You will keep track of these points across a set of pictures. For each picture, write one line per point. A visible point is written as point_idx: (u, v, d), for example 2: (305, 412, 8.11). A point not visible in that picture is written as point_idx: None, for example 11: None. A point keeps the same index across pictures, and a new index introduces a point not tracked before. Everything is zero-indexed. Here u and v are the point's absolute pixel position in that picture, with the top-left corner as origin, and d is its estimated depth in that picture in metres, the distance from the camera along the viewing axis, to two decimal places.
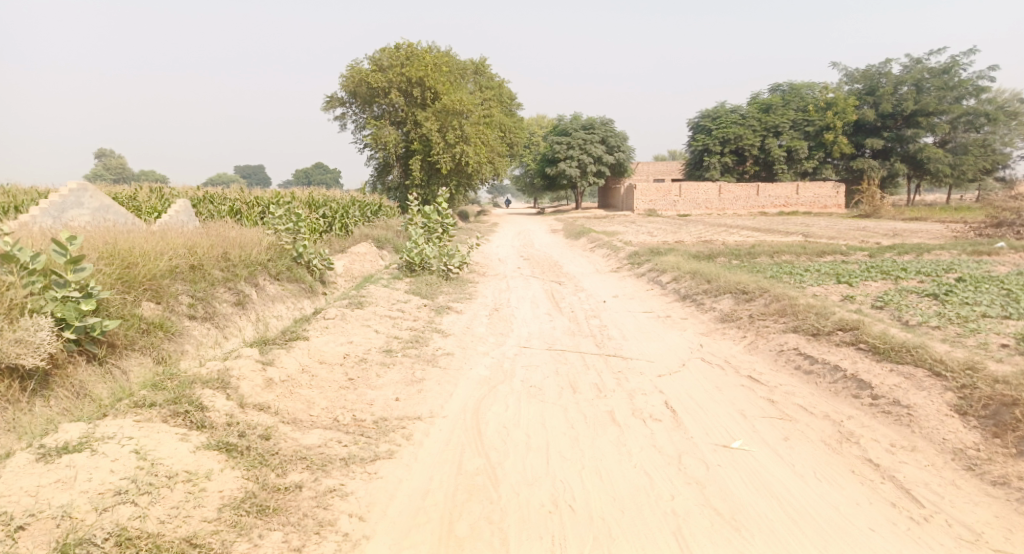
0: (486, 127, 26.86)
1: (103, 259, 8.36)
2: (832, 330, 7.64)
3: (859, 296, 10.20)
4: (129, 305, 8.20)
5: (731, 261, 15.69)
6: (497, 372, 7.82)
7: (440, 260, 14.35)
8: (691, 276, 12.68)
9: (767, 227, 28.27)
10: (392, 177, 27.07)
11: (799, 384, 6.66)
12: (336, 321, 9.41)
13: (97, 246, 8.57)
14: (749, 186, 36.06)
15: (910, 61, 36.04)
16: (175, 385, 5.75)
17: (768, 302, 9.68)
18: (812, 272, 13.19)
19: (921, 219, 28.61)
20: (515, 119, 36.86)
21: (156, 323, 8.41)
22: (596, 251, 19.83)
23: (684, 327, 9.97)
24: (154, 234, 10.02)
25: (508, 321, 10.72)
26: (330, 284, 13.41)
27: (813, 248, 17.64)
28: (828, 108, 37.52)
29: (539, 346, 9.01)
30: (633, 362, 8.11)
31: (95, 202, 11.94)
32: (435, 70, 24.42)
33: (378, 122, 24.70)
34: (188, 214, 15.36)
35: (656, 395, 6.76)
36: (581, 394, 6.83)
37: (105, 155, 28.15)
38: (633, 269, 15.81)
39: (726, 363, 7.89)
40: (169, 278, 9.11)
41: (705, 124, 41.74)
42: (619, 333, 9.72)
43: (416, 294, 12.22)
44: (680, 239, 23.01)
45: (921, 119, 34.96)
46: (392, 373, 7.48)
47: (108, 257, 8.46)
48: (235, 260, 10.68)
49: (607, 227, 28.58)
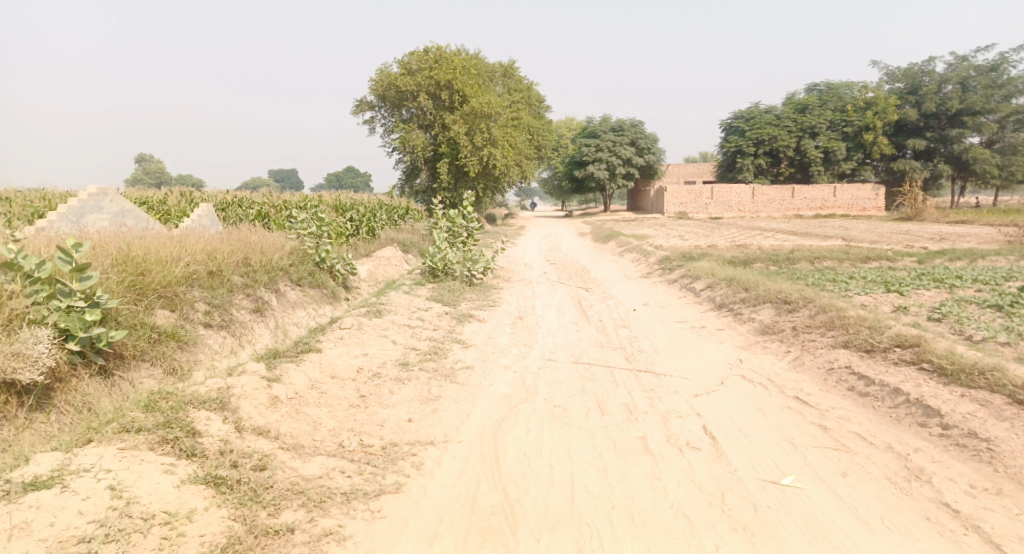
0: (514, 130, 26.37)
1: (115, 266, 7.98)
2: (889, 347, 7.01)
3: (913, 306, 9.49)
4: (140, 314, 7.78)
5: (769, 267, 15.00)
6: (519, 388, 7.29)
7: (464, 265, 13.84)
8: (728, 284, 12.01)
9: (804, 230, 27.37)
10: (420, 181, 26.70)
11: (854, 409, 6.04)
12: (352, 331, 8.94)
13: (109, 252, 8.18)
14: (784, 189, 35.06)
15: (954, 58, 34.85)
16: (171, 404, 5.28)
17: (813, 313, 9.02)
18: (858, 280, 12.46)
19: (967, 222, 27.50)
20: (544, 122, 36.35)
21: (169, 331, 7.99)
22: (626, 255, 19.22)
23: (721, 339, 9.32)
24: (172, 239, 9.62)
25: (533, 330, 10.15)
26: (353, 290, 12.98)
27: (857, 253, 16.84)
28: (867, 107, 36.42)
29: (565, 360, 8.44)
30: (667, 380, 7.51)
31: (114, 206, 11.59)
32: (464, 73, 23.99)
33: (406, 126, 24.33)
34: (212, 219, 15.03)
35: (693, 419, 6.18)
36: (610, 416, 6.28)
37: (144, 160, 28.13)
38: (665, 275, 15.16)
39: (768, 381, 7.26)
40: (186, 285, 8.71)
41: (738, 124, 40.82)
42: (651, 345, 9.12)
43: (438, 301, 11.73)
44: (714, 243, 22.28)
45: (966, 119, 33.70)
46: (406, 390, 6.96)
47: (121, 263, 8.07)
48: (256, 265, 10.27)
49: (637, 230, 27.90)
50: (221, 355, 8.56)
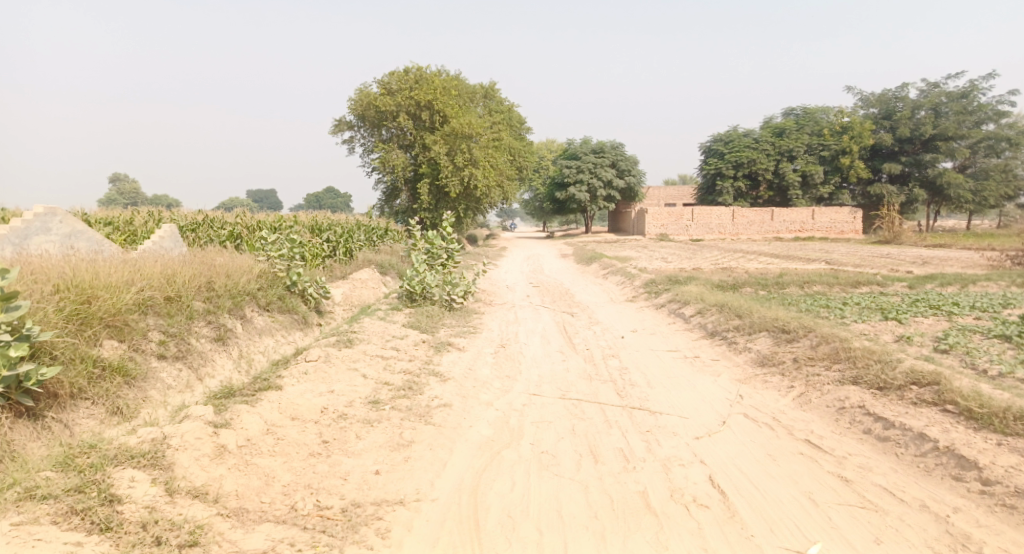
0: (495, 150, 25.82)
1: (58, 294, 7.23)
2: (904, 384, 6.39)
3: (917, 336, 8.91)
4: (82, 346, 7.00)
5: (758, 292, 14.45)
6: (502, 430, 6.58)
7: (442, 289, 13.12)
8: (719, 310, 11.41)
9: (785, 253, 26.96)
10: (400, 202, 26.00)
11: (873, 456, 5.45)
12: (319, 364, 8.18)
13: (50, 277, 7.41)
14: (764, 211, 34.76)
15: (926, 85, 34.88)
16: (92, 462, 4.67)
17: (815, 343, 8.39)
18: (852, 306, 11.92)
19: (945, 246, 27.30)
20: (524, 142, 35.90)
21: (115, 364, 7.21)
22: (608, 277, 18.65)
23: (717, 372, 8.66)
24: (125, 262, 8.83)
25: (516, 361, 9.44)
26: (327, 314, 12.19)
27: (846, 277, 16.33)
28: (844, 131, 36.41)
29: (552, 395, 7.73)
30: (664, 418, 6.84)
31: (64, 228, 10.79)
32: (445, 93, 23.45)
33: (385, 146, 23.71)
34: (176, 240, 14.19)
35: (697, 467, 5.55)
36: (604, 463, 5.62)
37: (118, 179, 27.25)
38: (650, 299, 14.53)
39: (774, 420, 6.63)
40: (138, 313, 7.94)
41: (717, 147, 40.63)
42: (643, 378, 8.44)
43: (414, 327, 11.00)
44: (697, 265, 21.72)
45: (940, 144, 33.64)
46: (375, 435, 6.21)
47: (64, 290, 7.32)
48: (220, 289, 9.49)
49: (619, 252, 27.30)
50: (175, 391, 7.76)
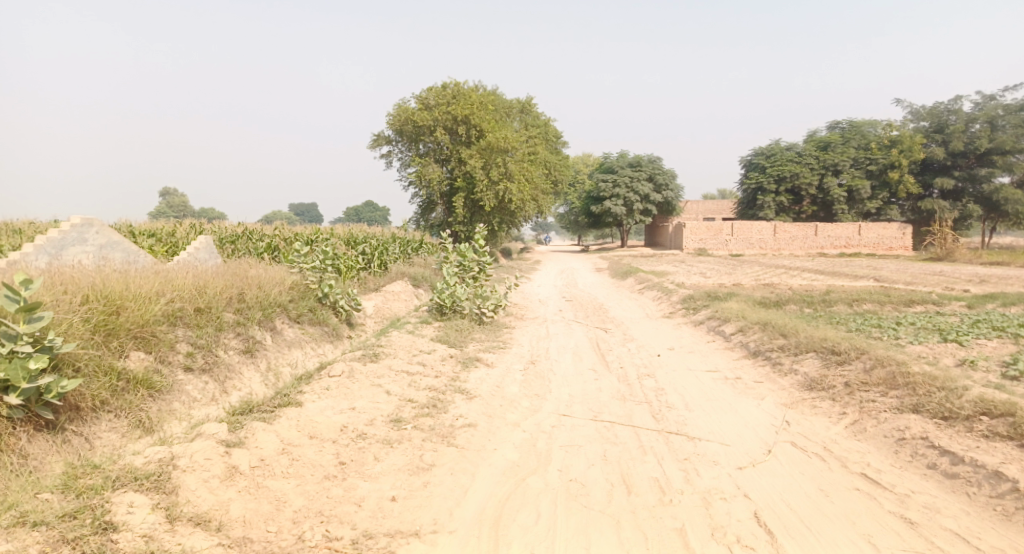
0: (530, 165, 25.53)
1: (86, 303, 7.04)
2: (972, 415, 5.87)
3: (980, 360, 8.31)
4: (107, 357, 6.78)
5: (804, 310, 13.86)
6: (528, 454, 6.17)
7: (473, 302, 12.77)
8: (762, 328, 10.88)
9: (831, 270, 26.09)
10: (435, 215, 25.80)
11: (939, 500, 5.00)
12: (342, 380, 7.88)
13: (80, 286, 7.24)
14: (807, 226, 33.86)
15: (981, 97, 33.66)
16: (93, 484, 4.43)
17: (869, 366, 7.85)
18: (906, 326, 11.31)
19: (1002, 264, 26.21)
20: (561, 156, 35.57)
21: (139, 376, 6.95)
22: (646, 292, 18.14)
23: (760, 395, 8.15)
24: (157, 273, 8.62)
25: (547, 379, 9.03)
26: (358, 327, 11.89)
27: (898, 295, 15.61)
28: (892, 145, 35.36)
29: (583, 417, 7.31)
30: (704, 445, 6.37)
31: (100, 238, 10.40)
32: (481, 108, 23.29)
33: (422, 160, 23.59)
34: (210, 251, 14.05)
35: (741, 501, 5.12)
36: (638, 494, 5.21)
37: (166, 194, 27.63)
38: (688, 316, 14.03)
39: (825, 451, 6.16)
40: (167, 324, 7.70)
41: (758, 161, 39.79)
42: (681, 400, 7.96)
43: (443, 342, 10.67)
44: (738, 282, 21.07)
45: (996, 158, 32.62)
46: (394, 457, 5.86)
47: (93, 300, 7.14)
48: (251, 301, 9.22)
49: (656, 267, 26.66)
50: (201, 403, 7.45)
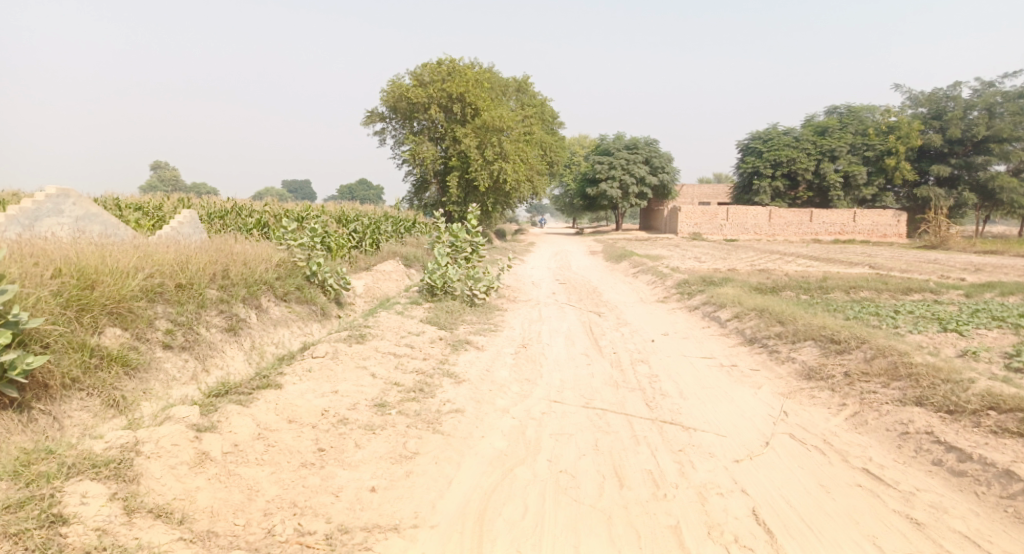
0: (526, 145, 25.15)
1: (57, 277, 6.70)
2: (980, 409, 5.66)
3: (982, 350, 8.10)
4: (79, 333, 6.46)
5: (800, 296, 13.64)
6: (517, 442, 5.92)
7: (465, 283, 12.48)
8: (759, 315, 10.63)
9: (826, 256, 25.88)
10: (429, 195, 25.40)
11: (944, 500, 4.79)
12: (326, 362, 7.59)
13: (52, 259, 6.89)
14: (803, 212, 33.59)
15: (980, 84, 33.37)
16: (47, 471, 4.16)
17: (869, 357, 7.61)
18: (904, 314, 11.08)
19: (996, 252, 26.05)
20: (557, 137, 35.15)
21: (113, 354, 6.63)
22: (640, 276, 17.89)
23: (757, 384, 7.90)
24: (136, 247, 8.25)
25: (538, 363, 8.76)
26: (347, 306, 11.58)
27: (895, 283, 15.38)
28: (890, 131, 35.08)
29: (574, 404, 7.06)
30: (699, 436, 6.13)
31: (78, 210, 10.04)
32: (477, 86, 22.86)
33: (416, 138, 23.16)
34: (195, 226, 13.66)
35: (738, 497, 4.88)
36: (630, 487, 4.97)
37: (158, 167, 27.25)
38: (683, 301, 13.79)
39: (824, 444, 5.92)
40: (145, 300, 7.37)
41: (755, 145, 39.46)
42: (675, 388, 7.71)
43: (433, 323, 10.38)
44: (733, 267, 20.83)
45: (993, 146, 32.38)
46: (376, 445, 5.59)
47: (66, 273, 6.79)
48: (235, 278, 8.87)
49: (651, 251, 26.40)
50: (179, 383, 7.14)
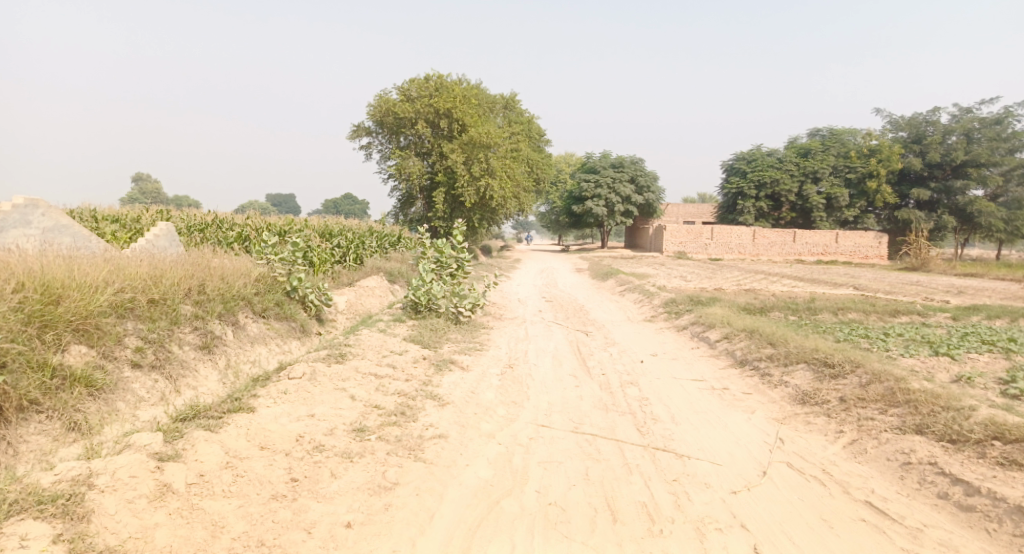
0: (512, 161, 24.95)
1: (19, 291, 6.34)
2: (984, 439, 5.42)
3: (978, 375, 7.89)
4: (40, 351, 6.09)
5: (788, 318, 13.46)
6: (502, 471, 5.61)
7: (450, 301, 12.18)
8: (749, 336, 10.40)
9: (810, 276, 25.82)
10: (414, 210, 25.10)
11: (948, 542, 4.58)
12: (304, 383, 7.25)
13: (14, 272, 6.53)
14: (786, 232, 33.62)
15: (958, 110, 33.66)
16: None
17: (866, 382, 7.38)
18: (894, 337, 10.90)
19: (977, 275, 26.12)
20: (543, 154, 35.05)
21: (77, 374, 6.26)
22: (626, 294, 17.67)
23: (751, 408, 7.64)
24: (108, 260, 7.88)
25: (524, 385, 8.46)
26: (329, 323, 11.24)
27: (883, 304, 15.22)
28: (872, 154, 35.27)
29: (563, 428, 6.77)
30: (693, 464, 5.86)
31: (47, 221, 9.67)
32: (464, 102, 22.66)
33: (402, 153, 22.90)
34: (173, 239, 13.29)
35: (737, 533, 4.70)
36: (624, 522, 4.78)
37: (140, 179, 26.79)
38: (671, 320, 13.56)
39: (823, 474, 5.67)
40: (114, 316, 6.99)
41: (739, 165, 39.58)
42: (667, 412, 7.44)
43: (415, 342, 10.07)
44: (719, 286, 20.68)
45: (971, 170, 32.48)
46: (353, 474, 5.27)
47: (28, 288, 6.43)
48: (212, 293, 8.49)
49: (636, 269, 26.22)
50: (148, 404, 6.74)
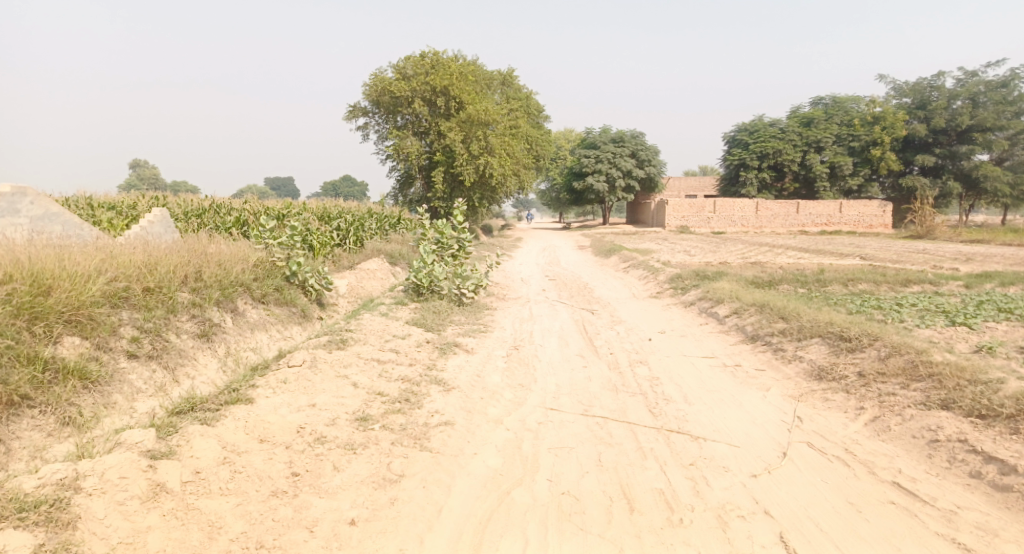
0: (511, 138, 24.58)
1: (5, 283, 6.08)
2: (1016, 413, 5.19)
3: (998, 345, 7.64)
4: (30, 345, 5.85)
5: (797, 290, 13.20)
6: (512, 460, 5.38)
7: (452, 282, 11.91)
8: (759, 311, 10.14)
9: (815, 247, 25.53)
10: (414, 190, 24.81)
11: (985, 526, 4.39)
12: (304, 372, 7.01)
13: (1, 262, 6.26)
14: (789, 203, 33.24)
15: (963, 74, 33.16)
16: None
17: (884, 355, 7.13)
18: (908, 307, 10.65)
19: (983, 241, 25.82)
20: (542, 131, 34.61)
21: (70, 366, 6.00)
22: (631, 270, 17.40)
23: (765, 386, 7.40)
24: (100, 248, 7.60)
25: (531, 367, 8.21)
26: (330, 307, 10.99)
27: (894, 274, 14.93)
28: (875, 122, 34.78)
29: (572, 412, 6.54)
30: (709, 447, 5.63)
31: (36, 210, 9.38)
32: (461, 79, 22.25)
33: (400, 133, 22.54)
34: (168, 225, 13.00)
35: (761, 520, 4.51)
36: (642, 511, 4.59)
37: (138, 166, 26.51)
38: (678, 296, 13.30)
39: (847, 453, 5.43)
40: (108, 305, 6.72)
41: (741, 137, 39.14)
42: (679, 392, 7.19)
43: (418, 325, 9.82)
44: (724, 260, 20.39)
45: (976, 135, 32.07)
46: (356, 467, 5.05)
47: (16, 278, 6.17)
48: (209, 279, 8.20)
49: (639, 244, 25.93)
50: (146, 394, 6.47)
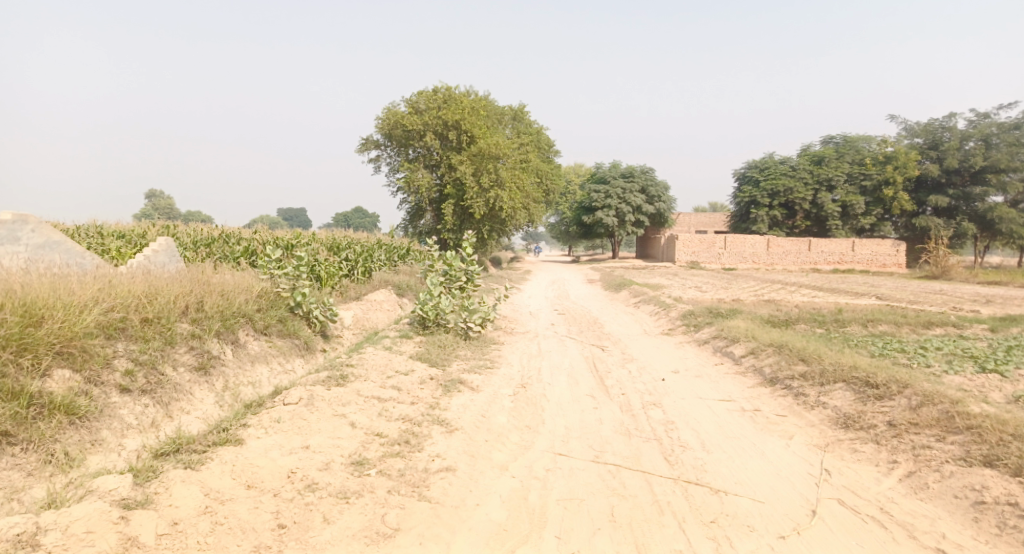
0: (522, 172, 24.36)
1: None
2: None
3: None
4: (14, 378, 5.50)
5: (815, 331, 12.76)
6: (518, 512, 4.98)
7: (459, 315, 11.53)
8: (777, 352, 9.71)
9: (828, 286, 25.06)
10: (424, 222, 24.57)
11: None
12: (300, 410, 6.63)
13: None
14: (801, 241, 32.83)
15: (975, 115, 32.85)
16: None
17: (916, 403, 6.69)
18: (933, 351, 10.20)
19: (1000, 283, 25.31)
20: (553, 166, 34.46)
21: (56, 401, 5.63)
22: (642, 306, 16.99)
23: (788, 433, 6.95)
24: (98, 276, 7.28)
25: (539, 407, 7.79)
26: (334, 339, 10.63)
27: (914, 315, 14.46)
28: (887, 161, 34.41)
29: (583, 458, 6.12)
30: (731, 501, 5.22)
31: (37, 237, 9.10)
32: (473, 113, 22.13)
33: (411, 165, 22.40)
34: (172, 255, 12.72)
35: None
36: None
37: (153, 196, 26.47)
38: (691, 334, 12.89)
39: (882, 513, 5.03)
40: (102, 336, 6.36)
41: (752, 174, 38.92)
42: (696, 438, 6.76)
43: (423, 360, 9.44)
44: (737, 297, 19.95)
45: (990, 176, 31.72)
46: (349, 520, 4.69)
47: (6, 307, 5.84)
48: (211, 309, 7.84)
49: (649, 280, 25.53)
50: (136, 431, 6.07)
